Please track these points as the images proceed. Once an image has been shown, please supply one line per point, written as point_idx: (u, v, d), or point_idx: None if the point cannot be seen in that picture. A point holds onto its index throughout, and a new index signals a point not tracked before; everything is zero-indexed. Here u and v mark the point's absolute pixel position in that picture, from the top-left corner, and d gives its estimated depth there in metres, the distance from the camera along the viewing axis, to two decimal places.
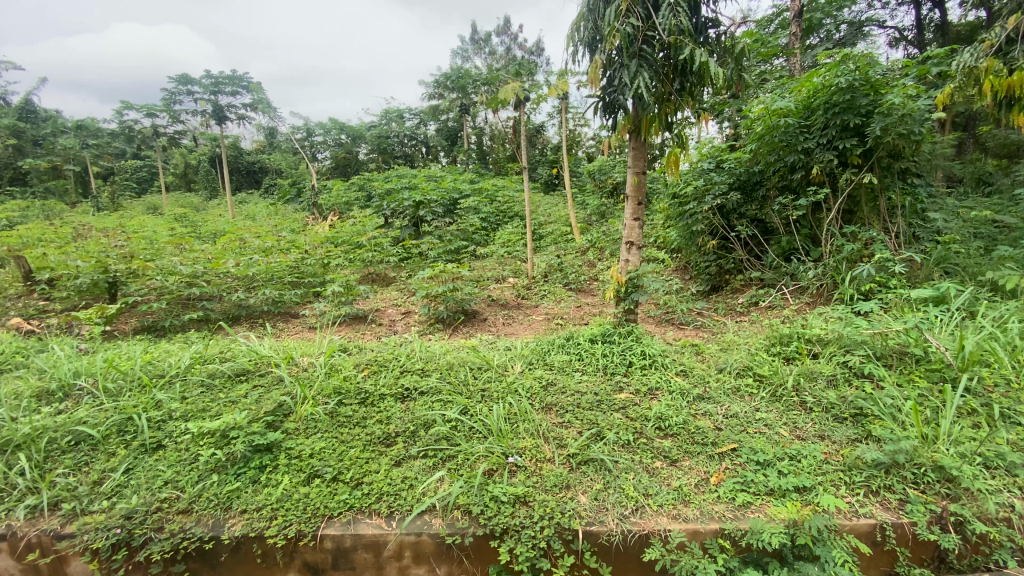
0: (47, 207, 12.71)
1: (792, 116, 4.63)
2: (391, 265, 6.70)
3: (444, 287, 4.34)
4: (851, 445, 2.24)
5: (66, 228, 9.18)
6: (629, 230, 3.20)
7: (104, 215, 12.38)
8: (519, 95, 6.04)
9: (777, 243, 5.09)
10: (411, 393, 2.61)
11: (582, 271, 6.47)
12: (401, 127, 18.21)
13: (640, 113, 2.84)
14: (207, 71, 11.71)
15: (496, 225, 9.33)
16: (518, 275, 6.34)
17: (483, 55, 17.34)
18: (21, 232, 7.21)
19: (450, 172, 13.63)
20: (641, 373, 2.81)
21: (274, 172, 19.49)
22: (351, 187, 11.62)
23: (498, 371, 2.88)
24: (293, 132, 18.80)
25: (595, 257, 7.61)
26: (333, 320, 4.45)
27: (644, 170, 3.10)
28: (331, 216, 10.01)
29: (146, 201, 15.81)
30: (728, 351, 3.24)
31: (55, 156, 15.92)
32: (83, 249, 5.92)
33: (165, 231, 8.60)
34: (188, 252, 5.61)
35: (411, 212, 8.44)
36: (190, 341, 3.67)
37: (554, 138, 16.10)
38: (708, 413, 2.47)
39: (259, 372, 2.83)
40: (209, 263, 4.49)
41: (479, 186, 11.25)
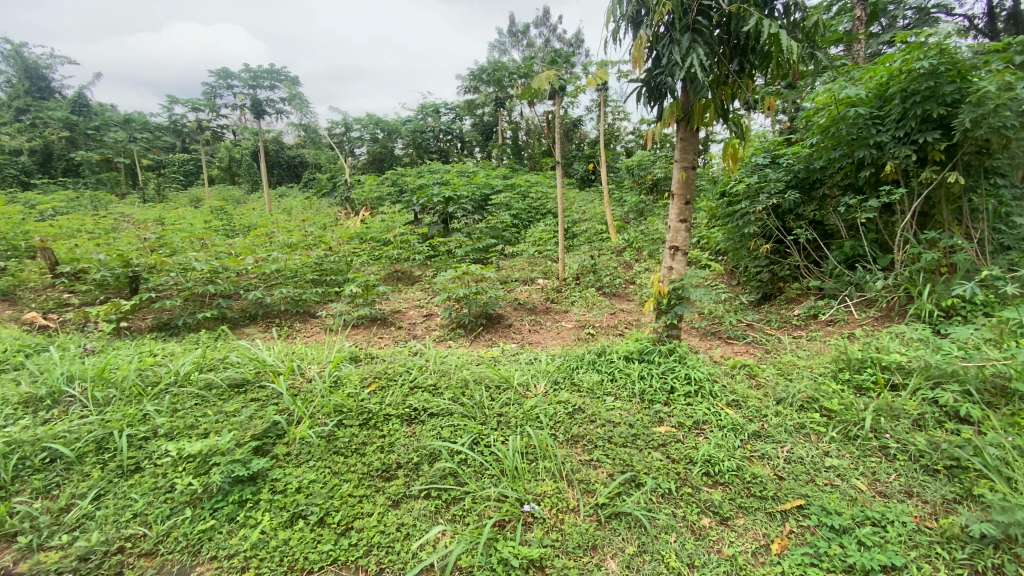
0: (96, 198, 13.24)
1: (861, 106, 4.07)
2: (418, 263, 6.48)
3: (468, 291, 4.04)
4: (948, 509, 1.78)
5: (109, 218, 9.47)
6: (672, 234, 2.81)
7: (148, 206, 12.80)
8: (555, 84, 5.63)
9: (839, 249, 4.55)
10: (419, 415, 2.31)
11: (617, 273, 6.08)
12: (437, 122, 18.11)
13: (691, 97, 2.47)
14: (246, 65, 11.82)
15: (529, 222, 9.01)
16: (549, 276, 6.00)
17: (520, 48, 16.96)
18: (63, 222, 7.39)
19: (484, 168, 13.40)
20: (684, 401, 2.43)
21: (313, 167, 19.78)
22: (385, 181, 11.56)
23: (517, 392, 2.55)
24: (331, 126, 18.99)
25: (632, 258, 7.19)
26: (351, 322, 4.23)
27: (694, 164, 2.70)
28: (362, 211, 9.96)
29: (190, 193, 16.31)
30: (786, 377, 2.81)
31: (110, 150, 16.65)
32: (115, 241, 5.96)
33: (200, 223, 8.69)
34: (213, 246, 5.54)
35: (441, 208, 8.21)
36: (199, 342, 3.50)
37: (591, 132, 15.62)
38: (767, 457, 2.07)
39: (258, 383, 2.59)
40: (226, 260, 4.32)
41: (512, 182, 10.95)
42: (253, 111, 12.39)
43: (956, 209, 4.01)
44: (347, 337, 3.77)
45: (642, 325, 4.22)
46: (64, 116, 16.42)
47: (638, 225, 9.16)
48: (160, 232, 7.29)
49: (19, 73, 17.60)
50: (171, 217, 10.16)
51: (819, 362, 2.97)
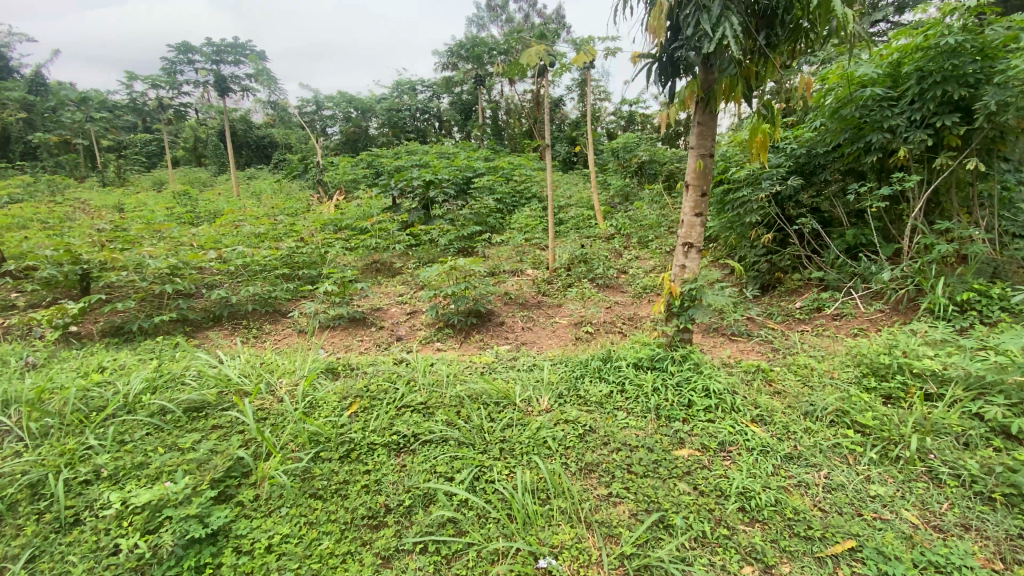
0: (50, 182, 12.33)
1: (874, 87, 3.84)
2: (398, 253, 6.11)
3: (455, 289, 3.73)
4: (1017, 547, 1.57)
5: (62, 206, 8.75)
6: (686, 230, 2.54)
7: (107, 191, 11.97)
8: (545, 60, 5.26)
9: (841, 238, 4.38)
10: (409, 444, 2.01)
11: (609, 262, 5.81)
12: (413, 100, 17.42)
13: (716, 74, 2.20)
14: (208, 39, 11.01)
15: (513, 207, 8.67)
16: (539, 267, 5.71)
17: (499, 22, 16.33)
18: (7, 211, 6.72)
19: (464, 149, 12.93)
20: (705, 418, 2.19)
21: (283, 147, 18.91)
22: (360, 163, 11.00)
23: (520, 410, 2.27)
24: (302, 105, 18.13)
25: (622, 245, 6.94)
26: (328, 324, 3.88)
27: (712, 152, 2.44)
28: (337, 196, 9.45)
29: (154, 176, 15.40)
30: (807, 385, 2.60)
31: (64, 130, 15.53)
32: (63, 233, 5.40)
33: (161, 210, 8.07)
34: (173, 238, 5.06)
35: (420, 192, 7.79)
36: (156, 351, 3.10)
37: (573, 112, 15.22)
38: (804, 486, 1.86)
39: (220, 407, 2.25)
40: (187, 255, 3.89)
41: (494, 163, 10.54)
42: (217, 87, 11.59)
43: (965, 197, 3.86)
44: (323, 341, 3.43)
45: (642, 322, 3.97)
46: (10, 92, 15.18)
47: (624, 210, 8.90)
48: (115, 220, 6.69)
49: None
50: (131, 203, 9.47)
51: (838, 366, 2.77)
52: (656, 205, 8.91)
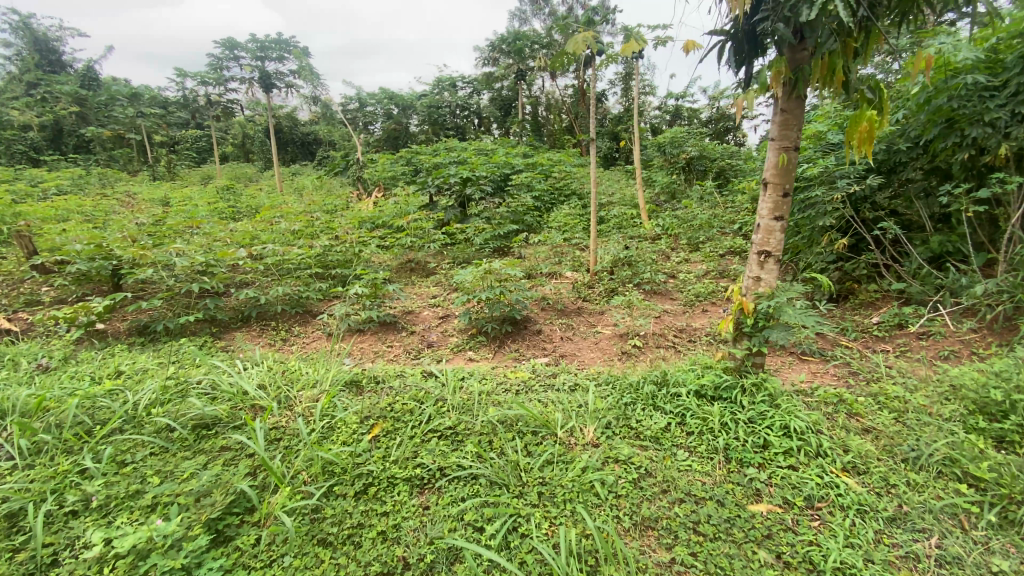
0: (104, 176, 12.86)
1: (973, 72, 3.33)
2: (433, 252, 5.90)
3: (490, 294, 3.46)
4: None
5: (113, 199, 9.06)
6: (762, 235, 2.19)
7: (156, 185, 12.39)
8: (592, 48, 4.90)
9: (925, 244, 3.86)
10: (433, 481, 1.74)
11: (656, 266, 5.41)
12: (453, 97, 17.30)
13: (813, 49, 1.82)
14: (253, 35, 11.17)
15: (552, 205, 8.36)
16: (579, 269, 5.38)
17: (542, 16, 15.96)
18: (59, 204, 6.94)
19: (503, 145, 12.67)
20: (784, 465, 1.82)
21: (326, 144, 19.19)
22: (399, 160, 10.92)
23: (562, 443, 1.96)
24: (345, 102, 18.34)
25: (669, 248, 6.51)
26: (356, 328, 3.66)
27: (797, 145, 2.07)
28: (375, 192, 9.39)
29: (202, 171, 15.90)
30: (903, 423, 2.18)
31: (121, 126, 16.24)
32: (105, 227, 5.47)
33: (204, 205, 8.19)
34: (208, 234, 5.01)
35: (458, 189, 7.57)
36: (176, 355, 2.97)
37: (616, 107, 14.72)
38: (917, 562, 1.48)
39: (233, 425, 2.06)
40: (216, 253, 3.77)
41: (534, 160, 10.23)
42: (261, 84, 11.76)
43: None
44: (348, 348, 3.22)
45: (697, 336, 3.58)
46: (73, 90, 15.98)
47: (671, 209, 8.42)
48: (160, 215, 6.79)
49: (31, 47, 17.11)
50: (179, 198, 9.70)
51: (936, 400, 2.34)
52: (705, 205, 8.40)
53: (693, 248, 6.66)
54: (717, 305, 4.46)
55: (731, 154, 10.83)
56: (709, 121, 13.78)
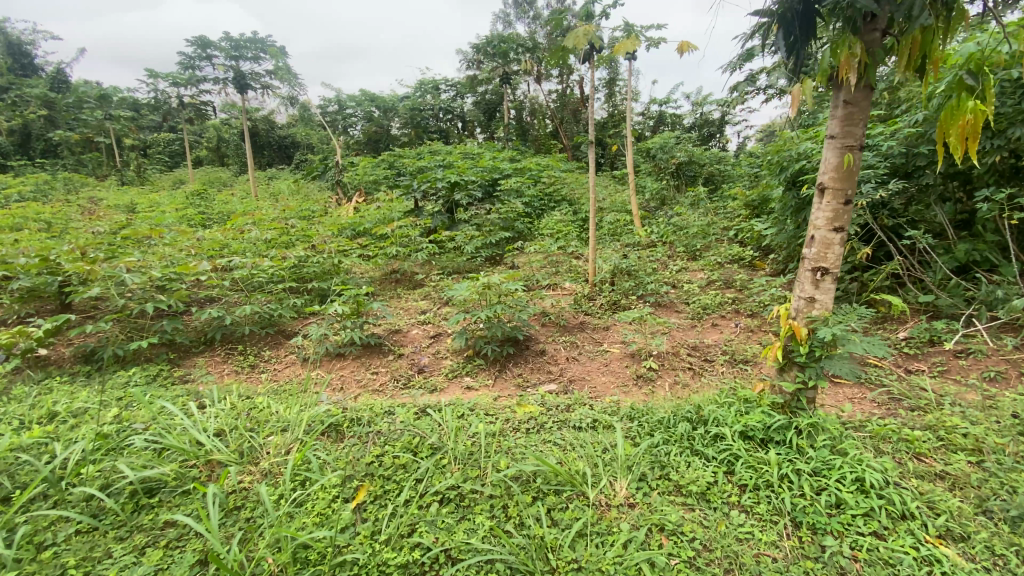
0: (68, 181, 12.11)
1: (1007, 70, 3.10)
2: (420, 262, 5.50)
3: (488, 313, 3.08)
4: None
5: (72, 205, 8.41)
6: (818, 249, 1.91)
7: (124, 190, 11.70)
8: (593, 42, 4.56)
9: (950, 253, 3.62)
10: (438, 570, 1.36)
11: (659, 276, 5.10)
12: (436, 100, 16.89)
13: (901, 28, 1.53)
14: (227, 33, 10.62)
15: (542, 211, 8.03)
16: (578, 279, 5.04)
17: (526, 20, 15.62)
18: (8, 210, 6.33)
19: (489, 149, 12.32)
20: (867, 532, 1.49)
21: (305, 147, 18.61)
22: (381, 163, 10.46)
23: (594, 507, 1.60)
24: (325, 104, 17.81)
25: (668, 256, 6.23)
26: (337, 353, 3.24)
27: (862, 143, 1.78)
28: (356, 198, 8.94)
29: (174, 176, 15.19)
30: (981, 468, 1.87)
31: (87, 129, 15.43)
32: (55, 237, 4.92)
33: (172, 212, 7.62)
34: (171, 245, 4.52)
35: (444, 195, 7.17)
36: (122, 391, 2.52)
37: (602, 111, 14.51)
38: None
39: (181, 491, 1.66)
40: (176, 267, 3.31)
41: (522, 164, 9.89)
42: (236, 84, 11.19)
43: None
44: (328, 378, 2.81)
45: (716, 356, 3.26)
46: (36, 91, 15.14)
47: (664, 215, 8.18)
48: (120, 223, 6.23)
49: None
50: (145, 204, 9.07)
51: (1008, 436, 2.05)
52: (698, 211, 8.18)
53: (691, 256, 6.39)
54: (728, 319, 4.16)
55: (719, 160, 10.71)
56: (693, 126, 13.73)
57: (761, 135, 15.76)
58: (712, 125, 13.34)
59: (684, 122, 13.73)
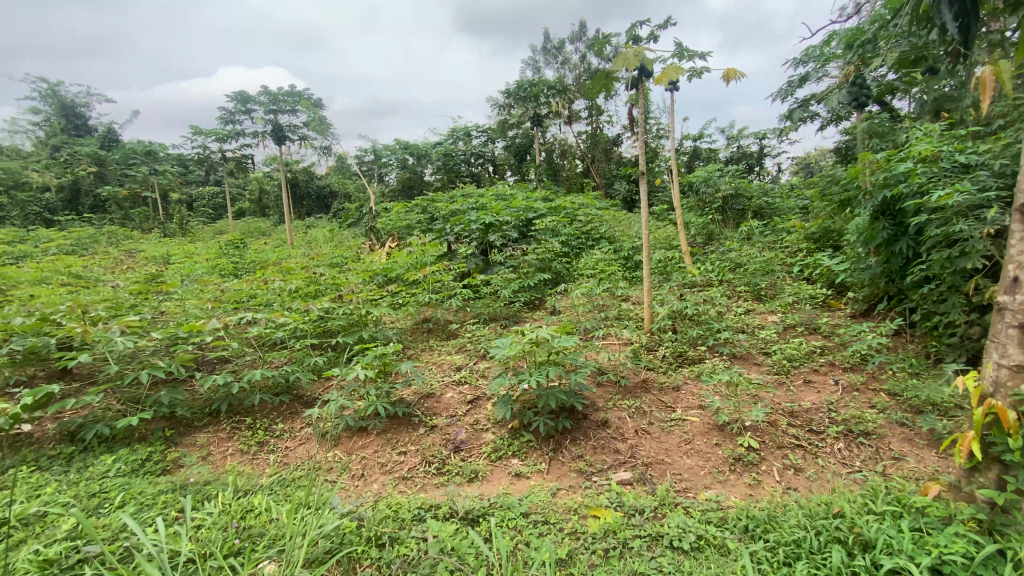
0: (114, 235, 12.49)
1: None
2: (454, 310, 5.04)
3: (538, 378, 2.48)
4: None
5: (112, 258, 8.48)
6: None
7: (164, 242, 11.92)
8: (645, 66, 4.05)
9: None
10: None
11: (727, 321, 4.47)
12: (468, 145, 16.99)
13: None
14: (265, 88, 10.89)
15: (580, 251, 7.54)
16: (633, 327, 4.45)
17: (555, 65, 15.58)
18: (45, 265, 6.29)
19: (522, 190, 12.05)
20: None
21: (341, 196, 18.97)
22: (414, 208, 10.25)
23: None
24: (360, 154, 18.20)
25: (729, 297, 5.59)
26: (357, 427, 2.68)
27: None
28: (388, 243, 8.69)
29: (215, 227, 15.58)
30: None
31: (137, 185, 16.10)
32: (78, 292, 4.71)
33: (205, 264, 7.51)
34: (190, 301, 4.22)
35: (479, 237, 6.76)
36: (93, 493, 2.06)
37: (637, 148, 14.18)
38: None
39: None
40: (183, 327, 2.91)
41: (557, 204, 9.50)
42: (273, 136, 11.40)
43: None
44: (347, 470, 2.30)
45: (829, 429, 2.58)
46: (92, 151, 15.99)
47: (716, 252, 7.57)
48: (151, 275, 6.06)
49: (56, 111, 17.38)
50: (181, 254, 9.06)
51: None
52: (752, 245, 7.52)
53: (755, 296, 5.73)
54: (821, 375, 3.48)
55: (766, 192, 10.09)
56: (729, 160, 13.30)
57: (797, 167, 15.16)
58: (750, 158, 13.01)
59: (720, 156, 13.30)
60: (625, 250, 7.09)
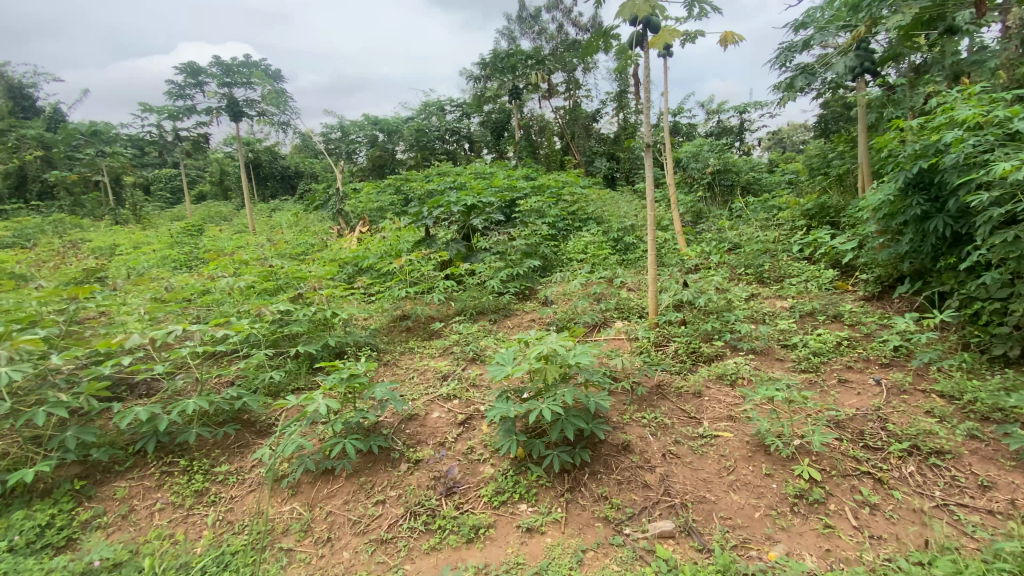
0: (59, 223, 11.40)
1: None
2: (434, 304, 4.49)
3: (554, 406, 1.95)
4: None
5: (51, 251, 7.58)
6: None
7: (115, 230, 10.91)
8: (652, 20, 3.48)
9: None
10: None
11: (738, 309, 4.05)
12: (441, 121, 16.13)
13: None
14: (217, 58, 9.90)
15: (567, 233, 7.03)
16: (636, 319, 3.99)
17: (531, 35, 14.77)
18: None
19: (502, 168, 11.40)
20: None
21: (308, 177, 17.95)
22: (386, 189, 9.52)
23: None
24: (327, 132, 17.19)
25: (731, 281, 5.18)
26: (325, 469, 2.12)
27: None
28: (358, 227, 8.00)
29: (173, 213, 14.52)
30: None
31: (85, 168, 14.80)
32: None
33: (153, 256, 6.70)
34: (119, 305, 3.55)
35: (459, 220, 6.16)
36: None
37: (618, 122, 13.62)
38: None
39: None
40: (95, 346, 2.29)
41: (539, 182, 8.93)
42: (229, 113, 10.45)
43: None
44: (314, 540, 1.80)
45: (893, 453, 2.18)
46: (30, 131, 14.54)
47: (710, 230, 7.16)
48: (84, 270, 5.26)
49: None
50: (130, 245, 8.20)
51: None
52: (746, 223, 7.13)
53: (758, 278, 5.33)
54: (857, 373, 3.08)
55: (752, 168, 9.73)
56: (711, 134, 12.91)
57: (775, 141, 14.95)
58: (730, 133, 12.67)
59: (700, 131, 12.91)
60: (616, 231, 6.60)
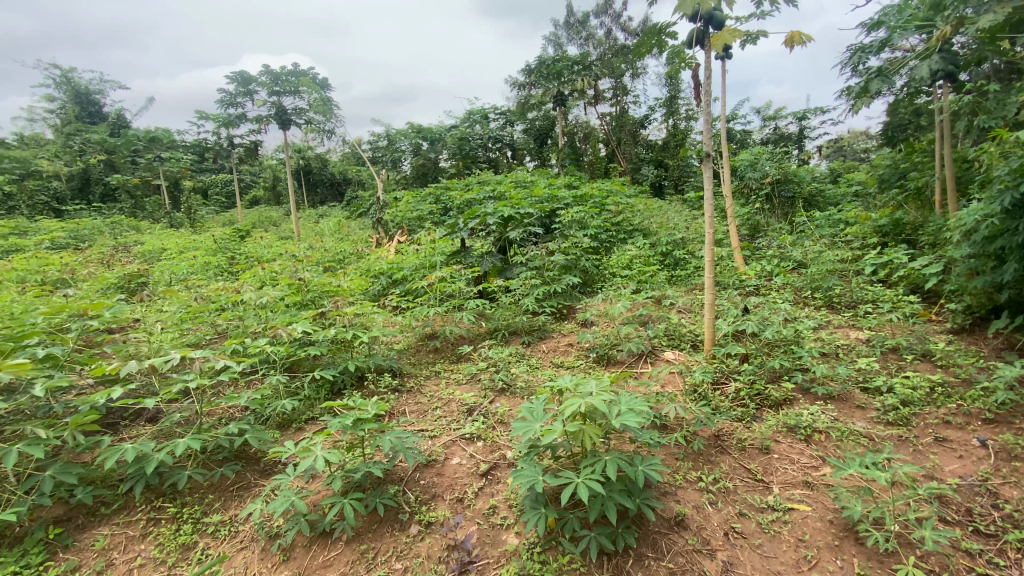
0: (119, 225, 11.95)
1: None
2: (465, 323, 4.19)
3: (593, 482, 1.59)
4: None
5: (105, 253, 7.86)
6: None
7: (169, 234, 11.32)
8: (709, 14, 3.07)
9: None
10: None
11: (807, 341, 3.53)
12: (485, 129, 15.98)
13: None
14: (266, 67, 10.10)
15: (611, 246, 6.61)
16: (687, 349, 3.55)
17: (578, 41, 14.43)
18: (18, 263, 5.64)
19: (544, 177, 11.09)
20: None
21: (354, 183, 18.21)
22: (426, 198, 9.39)
23: None
24: (375, 140, 17.49)
25: (795, 305, 4.64)
26: (321, 530, 1.85)
27: None
28: (397, 236, 7.86)
29: (224, 217, 15.01)
30: None
31: (148, 173, 15.58)
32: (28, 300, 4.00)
33: (195, 261, 6.78)
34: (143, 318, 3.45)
35: (497, 232, 5.87)
36: None
37: (668, 130, 13.05)
38: None
39: None
40: (87, 374, 2.12)
41: (583, 192, 8.55)
42: (278, 120, 10.60)
43: None
44: None
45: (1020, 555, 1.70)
46: (100, 138, 15.43)
47: (770, 246, 6.56)
48: (128, 276, 5.33)
49: (71, 99, 16.84)
50: (178, 249, 8.41)
51: None
52: (810, 239, 6.49)
53: (827, 303, 4.75)
54: (961, 431, 2.54)
55: (816, 178, 8.98)
56: (766, 142, 12.15)
57: (836, 150, 13.97)
58: (787, 141, 11.88)
59: (754, 138, 12.18)
60: (664, 245, 6.14)
